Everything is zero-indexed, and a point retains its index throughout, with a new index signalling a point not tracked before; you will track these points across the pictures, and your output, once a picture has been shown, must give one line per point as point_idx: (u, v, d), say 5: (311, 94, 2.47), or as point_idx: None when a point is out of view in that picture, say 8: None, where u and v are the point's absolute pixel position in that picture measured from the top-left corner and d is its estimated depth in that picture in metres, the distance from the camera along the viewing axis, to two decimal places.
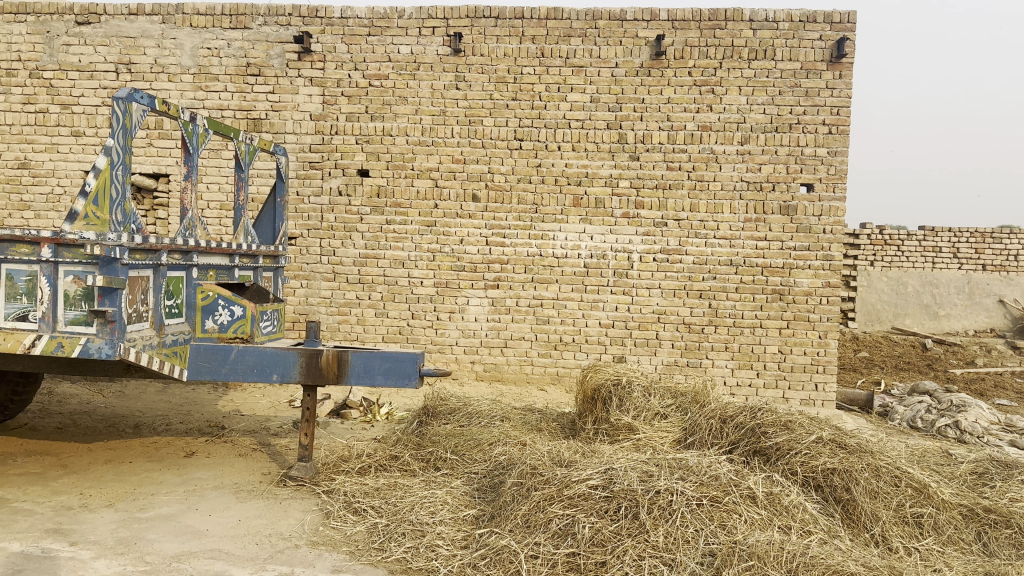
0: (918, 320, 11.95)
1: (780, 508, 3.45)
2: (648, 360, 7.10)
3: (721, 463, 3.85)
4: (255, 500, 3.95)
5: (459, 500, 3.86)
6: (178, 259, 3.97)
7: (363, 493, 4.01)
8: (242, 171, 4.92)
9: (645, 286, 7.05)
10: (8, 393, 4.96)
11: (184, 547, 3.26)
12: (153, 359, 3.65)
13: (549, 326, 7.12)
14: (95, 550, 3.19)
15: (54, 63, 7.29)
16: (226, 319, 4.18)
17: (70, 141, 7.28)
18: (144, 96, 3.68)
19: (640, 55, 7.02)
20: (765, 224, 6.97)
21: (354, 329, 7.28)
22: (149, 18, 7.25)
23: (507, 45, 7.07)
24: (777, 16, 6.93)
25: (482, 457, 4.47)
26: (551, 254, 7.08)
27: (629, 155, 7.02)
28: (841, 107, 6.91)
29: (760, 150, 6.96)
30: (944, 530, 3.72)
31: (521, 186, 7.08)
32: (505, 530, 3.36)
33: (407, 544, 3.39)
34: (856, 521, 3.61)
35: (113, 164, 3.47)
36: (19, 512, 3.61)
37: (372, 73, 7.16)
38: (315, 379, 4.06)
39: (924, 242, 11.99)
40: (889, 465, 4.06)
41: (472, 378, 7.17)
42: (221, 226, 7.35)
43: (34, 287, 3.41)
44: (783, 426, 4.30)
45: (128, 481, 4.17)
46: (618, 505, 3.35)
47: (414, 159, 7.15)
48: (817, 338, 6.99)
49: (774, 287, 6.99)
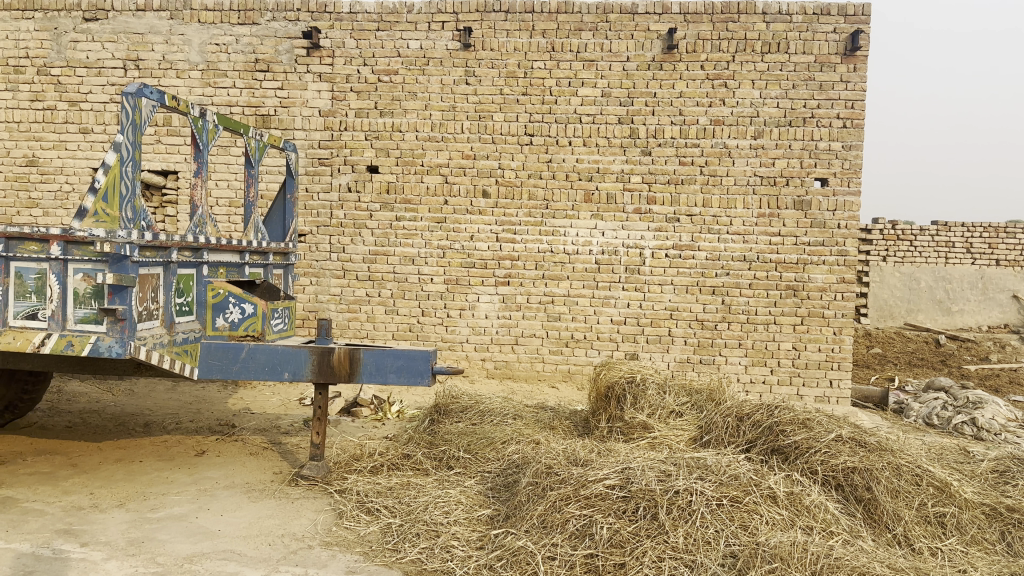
0: (931, 316, 11.84)
1: (802, 508, 3.39)
2: (661, 357, 7.04)
3: (740, 462, 3.78)
4: (266, 500, 3.91)
5: (473, 500, 3.81)
6: (188, 256, 3.93)
7: (375, 492, 3.96)
8: (252, 167, 4.85)
9: (658, 282, 6.98)
10: (18, 392, 4.94)
11: (195, 549, 3.22)
12: (164, 358, 3.62)
13: (559, 322, 7.06)
14: (106, 551, 3.15)
15: (62, 59, 7.27)
16: (237, 317, 4.16)
17: (79, 138, 7.26)
18: (154, 92, 3.62)
19: (652, 48, 6.93)
20: (779, 220, 6.89)
21: (364, 326, 7.23)
22: (157, 14, 7.21)
23: (517, 39, 6.99)
24: (791, 9, 6.82)
25: (495, 456, 4.42)
26: (562, 250, 7.02)
27: (640, 150, 6.95)
28: (855, 100, 6.81)
29: (773, 144, 6.87)
30: (967, 529, 3.64)
31: (531, 182, 7.02)
32: (521, 531, 3.30)
33: (422, 545, 3.34)
34: (879, 520, 3.54)
35: (123, 161, 3.43)
36: (30, 512, 3.58)
37: (381, 69, 7.10)
38: (326, 377, 4.01)
39: (937, 237, 11.86)
40: (910, 464, 3.98)
41: (483, 375, 7.12)
42: (229, 223, 7.32)
43: (44, 286, 3.37)
44: (801, 425, 4.23)
45: (138, 481, 4.14)
46: (636, 506, 3.28)
47: (424, 155, 7.09)
48: (832, 335, 6.89)
49: (788, 282, 6.91)
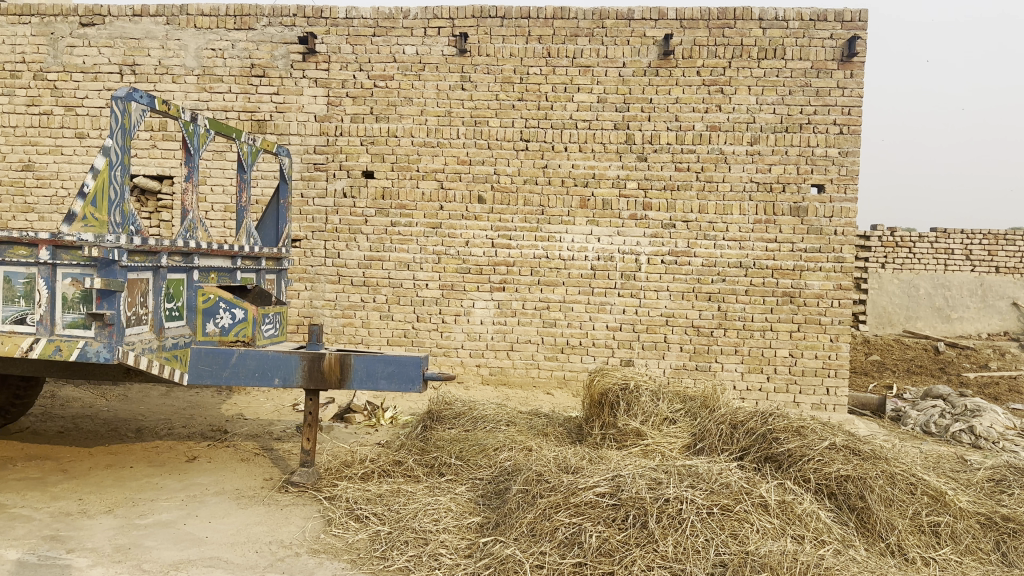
0: (930, 323, 11.79)
1: (793, 517, 3.36)
2: (656, 364, 7.01)
3: (732, 470, 3.74)
4: (255, 506, 3.89)
5: (463, 507, 3.78)
6: (179, 260, 3.92)
7: (365, 499, 3.94)
8: (245, 172, 4.84)
9: (653, 288, 6.96)
10: (9, 397, 4.92)
11: (182, 555, 3.20)
12: (153, 363, 3.61)
13: (555, 329, 7.04)
14: (92, 558, 3.12)
15: (58, 64, 7.29)
16: (227, 322, 4.15)
17: (74, 143, 7.26)
18: (144, 96, 3.61)
19: (647, 54, 6.93)
20: (775, 226, 6.87)
21: (359, 332, 7.21)
22: (153, 20, 7.23)
23: (513, 45, 7.00)
24: (787, 15, 6.82)
25: (487, 463, 4.40)
26: (557, 256, 7.00)
27: (636, 156, 6.94)
28: (852, 106, 6.80)
29: (770, 150, 6.86)
30: (962, 539, 3.59)
31: (527, 188, 7.01)
32: (510, 539, 3.28)
33: (410, 553, 3.32)
34: (871, 530, 3.51)
35: (111, 165, 3.41)
36: (17, 517, 3.56)
37: (377, 74, 7.11)
38: (317, 384, 3.98)
39: (936, 244, 11.85)
40: (904, 472, 3.94)
41: (478, 381, 7.10)
42: (224, 228, 7.32)
43: (32, 290, 3.36)
44: (794, 433, 4.20)
45: (128, 486, 4.12)
46: (626, 514, 3.26)
47: (419, 161, 7.08)
48: (828, 342, 6.87)
49: (784, 289, 6.88)
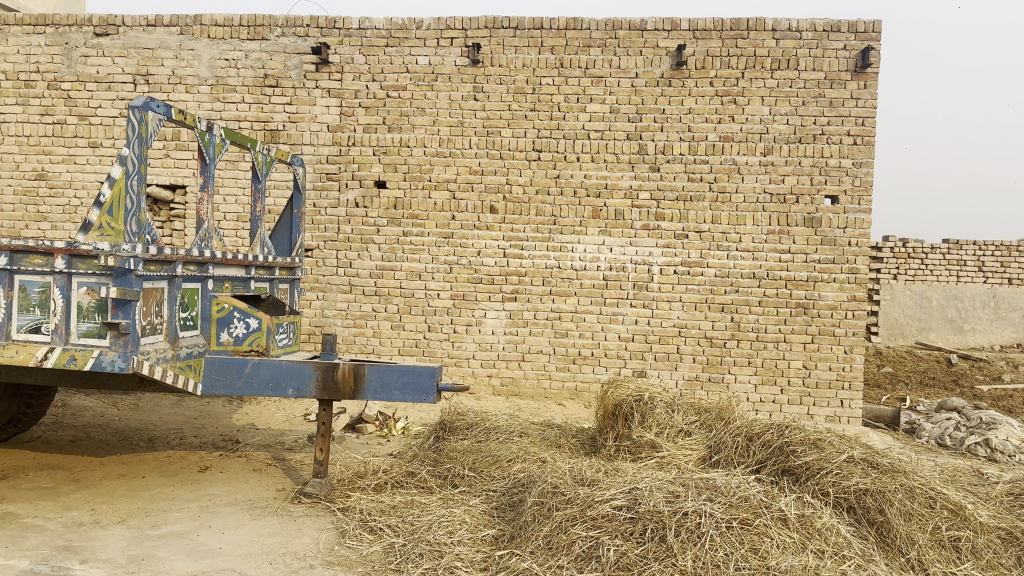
0: (942, 335, 11.70)
1: (813, 531, 3.30)
2: (669, 375, 6.96)
3: (750, 483, 3.69)
4: (269, 517, 3.86)
5: (478, 519, 3.74)
6: (194, 270, 3.93)
7: (379, 510, 3.90)
8: (259, 182, 4.86)
9: (666, 298, 6.92)
10: (21, 406, 4.91)
11: (195, 567, 3.17)
12: (167, 373, 3.60)
13: (566, 339, 7.01)
14: (105, 569, 3.10)
15: (72, 74, 7.35)
16: (241, 332, 4.13)
17: (87, 152, 7.31)
18: (161, 105, 3.62)
19: (660, 65, 6.93)
20: (789, 237, 6.84)
21: (370, 342, 7.20)
22: (167, 30, 7.30)
23: (526, 55, 7.02)
24: (801, 26, 6.82)
25: (500, 475, 4.36)
26: (569, 266, 6.98)
27: (649, 166, 6.93)
28: (866, 117, 6.78)
29: (783, 161, 6.83)
30: (983, 554, 3.53)
31: (539, 198, 7.00)
32: (526, 552, 3.24)
33: (425, 565, 3.28)
34: (891, 544, 3.45)
35: (128, 174, 3.42)
36: (30, 528, 3.55)
37: (390, 84, 7.14)
38: (330, 394, 3.95)
39: (948, 256, 11.77)
40: (924, 486, 3.88)
41: (489, 392, 7.07)
42: (236, 237, 7.35)
43: (48, 299, 3.36)
44: (812, 445, 4.15)
45: (140, 496, 4.10)
46: (644, 527, 3.22)
47: (432, 171, 7.09)
48: (842, 354, 6.81)
49: (798, 300, 6.84)
